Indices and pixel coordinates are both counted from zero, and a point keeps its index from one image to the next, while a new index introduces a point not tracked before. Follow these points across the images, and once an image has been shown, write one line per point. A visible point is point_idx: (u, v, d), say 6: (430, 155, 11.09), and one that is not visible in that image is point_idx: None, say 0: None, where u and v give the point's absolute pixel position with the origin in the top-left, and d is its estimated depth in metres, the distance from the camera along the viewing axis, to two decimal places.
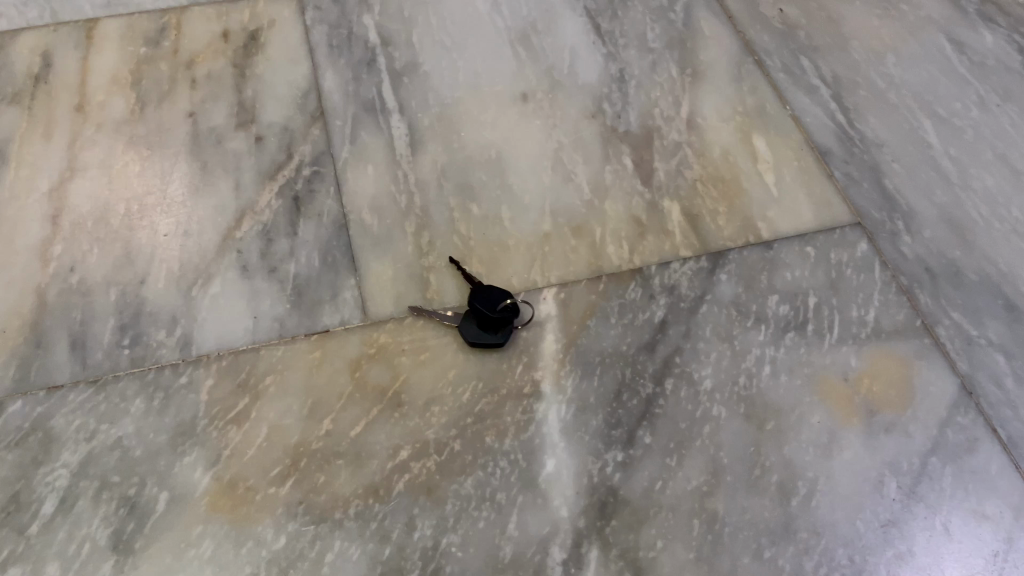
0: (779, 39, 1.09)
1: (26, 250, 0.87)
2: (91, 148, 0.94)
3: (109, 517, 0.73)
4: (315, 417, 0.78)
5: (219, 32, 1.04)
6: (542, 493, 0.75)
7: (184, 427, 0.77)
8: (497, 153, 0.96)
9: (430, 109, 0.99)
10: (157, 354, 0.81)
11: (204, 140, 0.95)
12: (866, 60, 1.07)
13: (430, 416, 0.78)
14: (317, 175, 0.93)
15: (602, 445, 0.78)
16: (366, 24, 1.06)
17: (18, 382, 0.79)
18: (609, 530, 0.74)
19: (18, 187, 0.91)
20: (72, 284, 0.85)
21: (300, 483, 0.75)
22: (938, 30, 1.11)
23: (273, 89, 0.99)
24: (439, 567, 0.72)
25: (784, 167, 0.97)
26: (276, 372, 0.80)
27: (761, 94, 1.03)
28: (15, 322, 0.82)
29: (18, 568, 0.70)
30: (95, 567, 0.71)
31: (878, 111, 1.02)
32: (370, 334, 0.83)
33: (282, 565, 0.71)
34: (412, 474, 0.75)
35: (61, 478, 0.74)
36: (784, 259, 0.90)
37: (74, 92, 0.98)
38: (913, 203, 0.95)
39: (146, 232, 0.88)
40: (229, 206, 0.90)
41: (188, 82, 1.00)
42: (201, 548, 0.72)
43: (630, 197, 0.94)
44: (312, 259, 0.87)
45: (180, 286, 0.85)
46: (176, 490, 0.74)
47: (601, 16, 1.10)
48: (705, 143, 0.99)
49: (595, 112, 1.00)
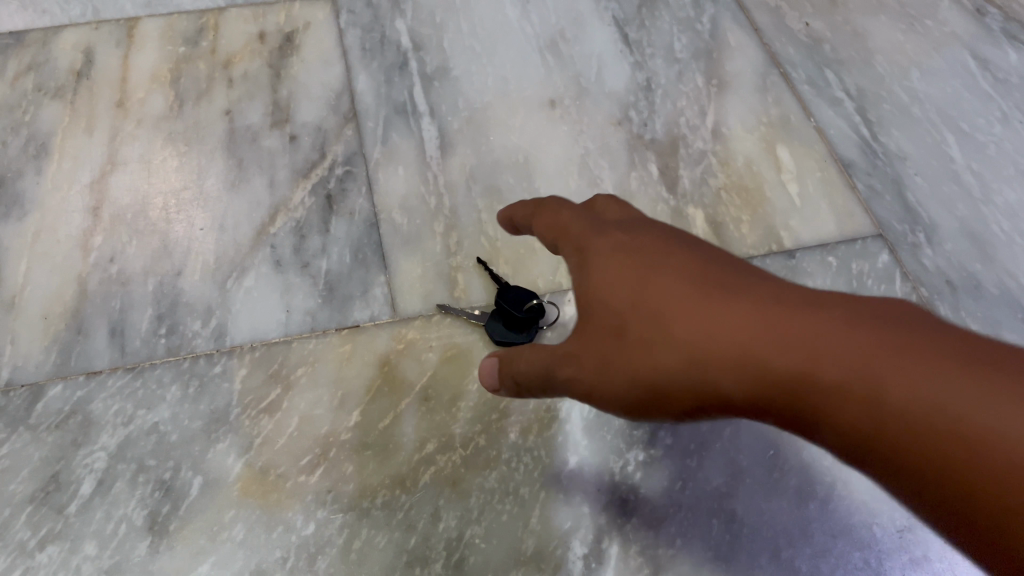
0: (804, 52, 1.10)
1: (67, 240, 0.89)
2: (130, 143, 0.97)
3: (145, 499, 0.75)
4: (345, 408, 0.80)
5: (256, 33, 1.07)
6: (564, 489, 0.77)
7: (218, 414, 0.79)
8: (525, 157, 0.98)
9: (460, 113, 1.01)
10: (192, 344, 0.83)
11: (240, 138, 0.98)
12: (890, 74, 1.09)
13: (456, 411, 0.80)
14: (349, 174, 0.95)
15: (624, 444, 0.80)
16: (399, 29, 1.09)
17: (59, 366, 0.81)
18: (630, 527, 0.76)
19: (60, 180, 0.93)
20: (112, 274, 0.87)
21: (329, 472, 0.77)
22: (963, 46, 1.12)
23: (308, 90, 1.02)
24: (463, 558, 0.74)
25: (808, 178, 0.99)
26: (308, 363, 0.82)
27: (785, 106, 1.05)
28: (57, 309, 0.85)
29: (57, 546, 0.73)
30: (131, 547, 0.73)
31: (901, 125, 1.04)
32: (399, 330, 0.85)
33: (312, 550, 0.73)
34: (438, 466, 0.77)
35: (99, 460, 0.77)
36: (806, 268, 0.92)
37: (116, 88, 1.01)
38: (933, 216, 0.96)
39: (183, 226, 0.91)
40: (264, 203, 0.93)
41: (225, 81, 1.02)
42: (233, 531, 0.74)
43: (654, 204, 0.96)
44: (344, 256, 0.90)
45: (216, 279, 0.87)
46: (211, 475, 0.76)
47: (628, 25, 1.12)
48: (729, 152, 1.01)
49: (622, 120, 1.02)
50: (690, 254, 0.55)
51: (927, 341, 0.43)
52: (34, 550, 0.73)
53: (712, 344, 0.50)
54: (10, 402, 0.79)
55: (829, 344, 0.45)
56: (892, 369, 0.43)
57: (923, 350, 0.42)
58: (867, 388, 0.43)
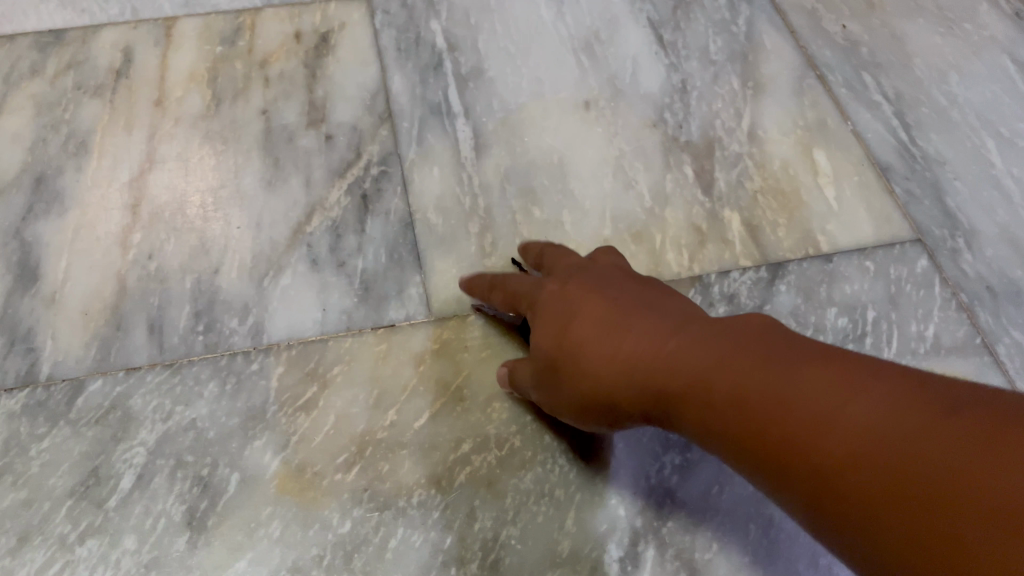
0: (841, 55, 1.09)
1: (106, 237, 0.90)
2: (168, 142, 0.98)
3: (184, 494, 0.76)
4: (381, 407, 0.80)
5: (292, 33, 1.07)
6: (599, 492, 0.77)
7: (256, 412, 0.80)
8: (560, 158, 0.98)
9: (495, 114, 1.01)
10: (229, 341, 0.84)
11: (276, 138, 0.98)
12: (929, 78, 1.08)
13: (492, 411, 0.80)
14: (384, 174, 0.96)
15: (661, 448, 0.79)
16: (433, 29, 1.09)
17: (99, 362, 0.82)
18: (666, 531, 0.76)
19: (100, 177, 0.94)
20: (151, 271, 0.88)
21: (365, 471, 0.77)
22: (1002, 50, 1.11)
23: (344, 91, 1.02)
24: (498, 559, 0.74)
25: (845, 181, 0.98)
26: (344, 362, 0.83)
27: (822, 109, 1.04)
28: (97, 305, 0.86)
29: (97, 540, 0.74)
30: (169, 542, 0.74)
31: (940, 129, 1.03)
32: (434, 330, 0.85)
33: (348, 548, 0.74)
34: (473, 467, 0.77)
35: (138, 455, 0.77)
36: (844, 272, 0.91)
37: (154, 87, 1.02)
38: (973, 221, 0.95)
39: (220, 225, 0.91)
40: (300, 202, 0.93)
41: (262, 81, 1.03)
42: (270, 528, 0.74)
43: (690, 206, 0.95)
44: (379, 255, 0.90)
45: (253, 277, 0.88)
46: (248, 472, 0.77)
47: (663, 27, 1.11)
48: (765, 155, 1.00)
49: (657, 121, 1.02)
50: (613, 292, 0.67)
51: (765, 352, 0.53)
52: (73, 543, 0.73)
53: (615, 369, 0.62)
54: (51, 396, 0.80)
55: (690, 362, 0.56)
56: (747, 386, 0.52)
57: (775, 378, 0.50)
58: (746, 405, 0.51)
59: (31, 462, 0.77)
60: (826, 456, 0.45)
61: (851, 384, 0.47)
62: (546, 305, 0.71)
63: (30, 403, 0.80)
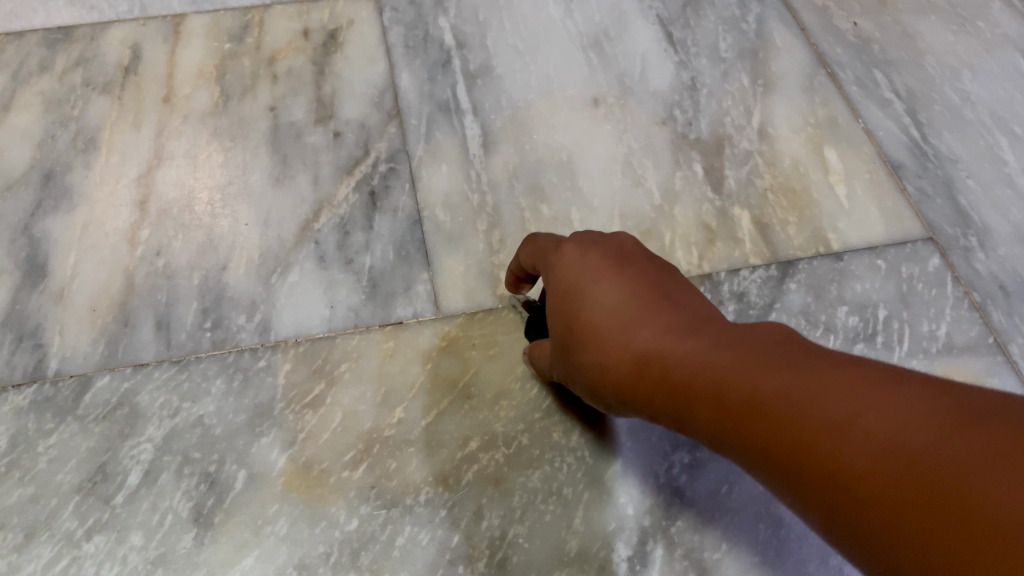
0: (852, 52, 1.09)
1: (114, 234, 0.90)
2: (176, 138, 0.97)
3: (191, 491, 0.76)
4: (389, 405, 0.80)
5: (300, 31, 1.07)
6: (607, 491, 0.76)
7: (262, 409, 0.80)
8: (568, 155, 0.98)
9: (503, 111, 1.01)
10: (236, 338, 0.84)
11: (284, 135, 0.98)
12: (941, 75, 1.07)
13: (499, 409, 0.80)
14: (392, 171, 0.95)
15: (669, 447, 0.78)
16: (441, 26, 1.08)
17: (106, 358, 0.82)
18: (675, 530, 0.75)
19: (108, 174, 0.94)
20: (158, 268, 0.88)
21: (372, 468, 0.77)
22: (1015, 48, 1.10)
23: (352, 88, 1.02)
24: (506, 557, 0.73)
25: (856, 179, 0.97)
26: (351, 359, 0.83)
27: (833, 107, 1.03)
28: (105, 301, 0.85)
29: (103, 536, 0.74)
30: (176, 538, 0.74)
31: (952, 127, 1.02)
32: (442, 328, 0.85)
33: (355, 546, 0.73)
34: (481, 465, 0.77)
35: (145, 452, 0.77)
36: (854, 270, 0.90)
37: (163, 83, 1.02)
38: (986, 220, 0.95)
39: (227, 221, 0.91)
40: (308, 199, 0.93)
41: (270, 78, 1.03)
42: (276, 525, 0.74)
43: (699, 204, 0.95)
44: (387, 252, 0.89)
45: (260, 274, 0.88)
46: (255, 469, 0.76)
47: (673, 24, 1.11)
48: (776, 152, 0.99)
49: (666, 119, 1.01)
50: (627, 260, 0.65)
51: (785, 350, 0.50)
52: (80, 540, 0.73)
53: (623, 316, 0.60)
54: (59, 392, 0.80)
55: (708, 358, 0.52)
56: (771, 383, 0.47)
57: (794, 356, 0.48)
58: (765, 408, 0.47)
59: (39, 458, 0.77)
60: (854, 465, 0.40)
61: (881, 389, 0.42)
62: (556, 276, 0.65)
63: (37, 399, 0.80)
